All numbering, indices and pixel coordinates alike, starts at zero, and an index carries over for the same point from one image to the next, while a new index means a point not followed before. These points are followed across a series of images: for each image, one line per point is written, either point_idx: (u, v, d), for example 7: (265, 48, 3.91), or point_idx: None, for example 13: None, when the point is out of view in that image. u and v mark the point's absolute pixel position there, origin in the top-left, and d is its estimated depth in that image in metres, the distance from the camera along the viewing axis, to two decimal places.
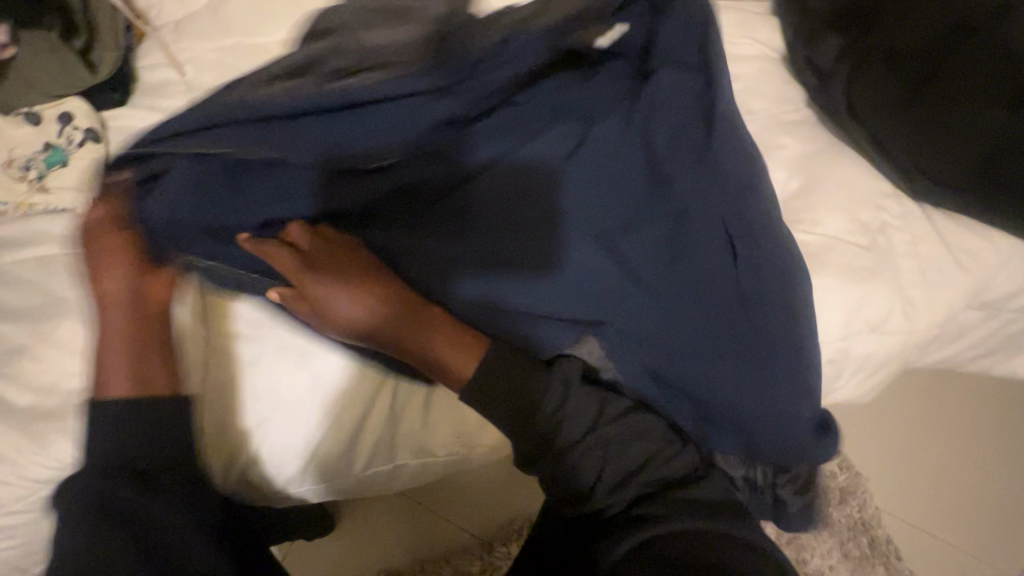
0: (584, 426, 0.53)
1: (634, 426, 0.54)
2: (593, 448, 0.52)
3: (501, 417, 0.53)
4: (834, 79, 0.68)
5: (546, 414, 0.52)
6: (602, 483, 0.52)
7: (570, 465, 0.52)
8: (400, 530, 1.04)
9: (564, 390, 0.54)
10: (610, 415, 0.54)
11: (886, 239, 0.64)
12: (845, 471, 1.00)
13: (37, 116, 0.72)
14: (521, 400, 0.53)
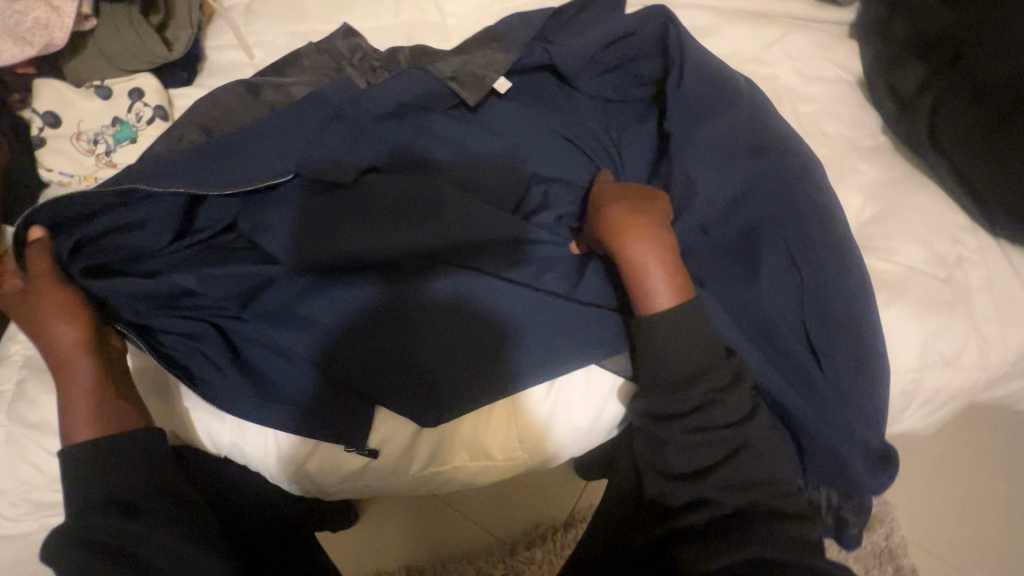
0: (730, 417, 0.52)
1: (767, 440, 0.53)
2: (728, 437, 0.52)
3: (654, 372, 0.54)
4: (919, 109, 0.68)
5: (703, 387, 0.52)
6: (721, 479, 0.51)
7: (701, 443, 0.51)
8: (423, 527, 1.01)
9: (731, 381, 0.53)
10: (754, 422, 0.53)
11: (962, 273, 0.64)
12: (875, 496, 0.90)
13: (107, 90, 0.71)
14: (683, 368, 0.53)
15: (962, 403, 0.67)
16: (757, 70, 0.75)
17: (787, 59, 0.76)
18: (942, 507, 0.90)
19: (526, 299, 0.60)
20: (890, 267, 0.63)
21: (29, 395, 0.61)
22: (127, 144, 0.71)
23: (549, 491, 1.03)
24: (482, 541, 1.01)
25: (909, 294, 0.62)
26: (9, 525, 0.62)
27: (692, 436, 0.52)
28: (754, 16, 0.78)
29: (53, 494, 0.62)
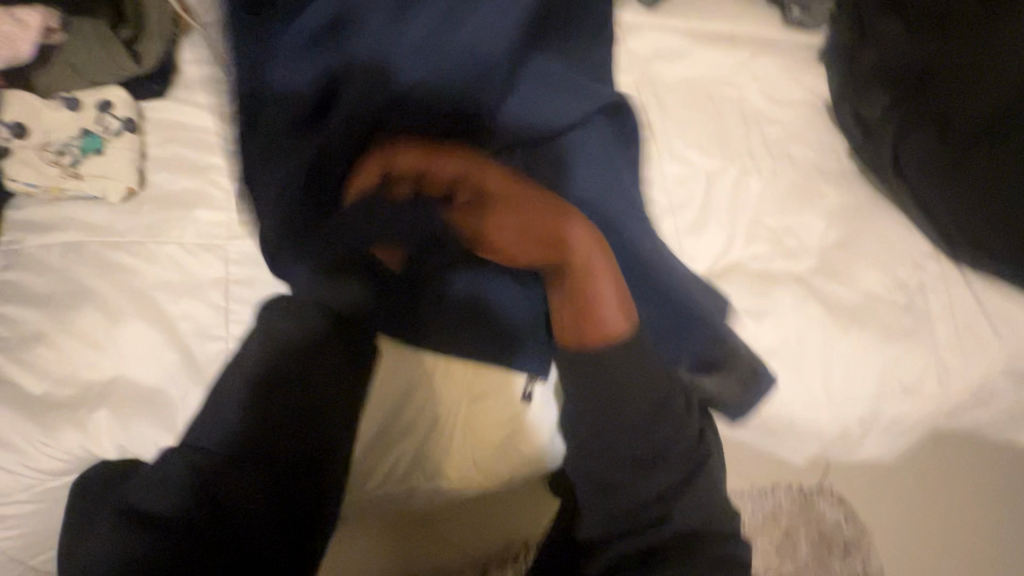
0: (683, 442, 0.54)
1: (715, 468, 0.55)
2: (678, 463, 0.53)
3: (609, 397, 0.53)
4: (882, 135, 0.68)
5: (661, 413, 0.53)
6: (682, 500, 0.52)
7: (649, 472, 0.53)
8: (394, 545, 0.99)
9: (686, 409, 0.55)
10: (702, 449, 0.55)
11: (923, 299, 0.63)
12: (851, 522, 0.88)
13: (75, 101, 0.71)
14: (646, 399, 0.53)
15: (925, 430, 0.66)
16: (725, 92, 0.75)
17: (755, 82, 0.76)
18: (917, 530, 0.90)
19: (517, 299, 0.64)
20: (850, 292, 0.63)
21: None
22: (94, 155, 0.71)
23: (521, 510, 1.02)
24: (452, 561, 1.00)
25: (867, 321, 0.61)
26: None
27: (647, 463, 0.53)
28: (724, 38, 0.78)
29: (3, 506, 0.61)
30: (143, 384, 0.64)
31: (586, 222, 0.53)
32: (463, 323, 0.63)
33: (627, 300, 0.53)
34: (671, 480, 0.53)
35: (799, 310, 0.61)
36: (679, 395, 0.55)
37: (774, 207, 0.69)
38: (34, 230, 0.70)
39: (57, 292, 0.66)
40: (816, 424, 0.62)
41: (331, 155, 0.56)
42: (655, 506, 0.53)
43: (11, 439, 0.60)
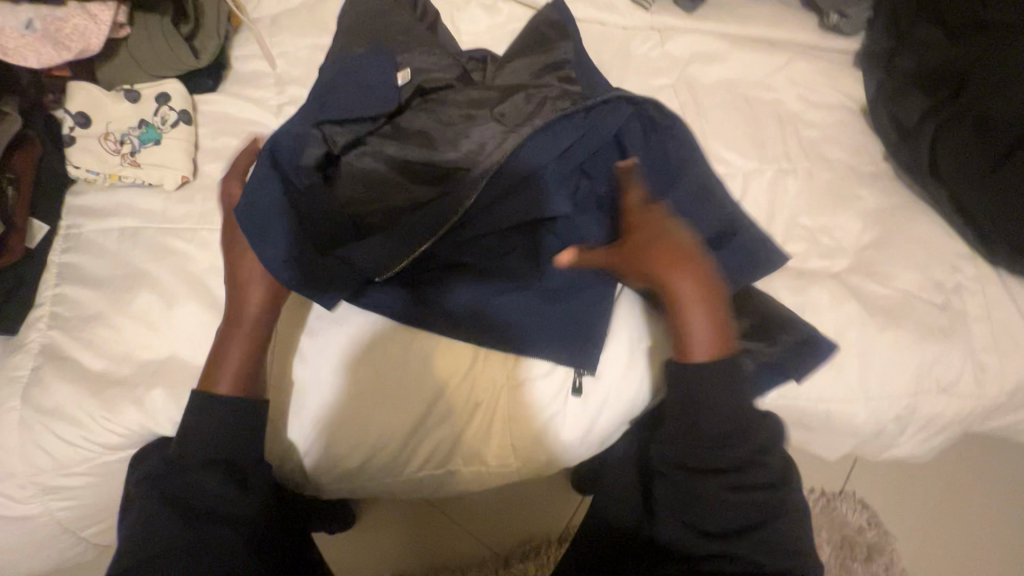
0: (768, 479, 0.53)
1: (798, 512, 0.54)
2: (756, 503, 0.52)
3: (693, 427, 0.54)
4: (920, 136, 0.69)
5: (746, 450, 0.53)
6: (757, 539, 0.52)
7: (723, 506, 0.52)
8: (419, 535, 1.01)
9: (776, 457, 0.54)
10: (785, 489, 0.54)
11: (960, 300, 0.64)
12: (875, 526, 0.89)
13: (136, 94, 0.75)
14: (720, 428, 0.53)
15: (959, 432, 0.67)
16: (761, 95, 0.77)
17: (791, 85, 0.78)
18: (943, 536, 0.89)
19: (520, 303, 0.64)
20: (887, 292, 0.64)
21: (42, 380, 0.64)
22: (150, 146, 0.74)
23: (544, 505, 1.03)
24: (475, 552, 1.01)
25: (905, 320, 0.62)
26: (15, 506, 0.64)
27: (726, 500, 0.52)
28: (760, 42, 0.80)
29: (61, 478, 0.64)
30: (194, 363, 0.66)
31: (697, 274, 0.56)
32: (463, 321, 0.64)
33: (719, 324, 0.56)
34: (747, 516, 0.52)
35: (837, 307, 0.62)
36: (757, 429, 0.54)
37: (810, 207, 0.70)
38: (94, 215, 0.73)
39: (117, 274, 0.69)
40: (851, 420, 0.63)
41: (355, 197, 0.65)
42: (728, 540, 0.52)
43: (72, 413, 0.63)
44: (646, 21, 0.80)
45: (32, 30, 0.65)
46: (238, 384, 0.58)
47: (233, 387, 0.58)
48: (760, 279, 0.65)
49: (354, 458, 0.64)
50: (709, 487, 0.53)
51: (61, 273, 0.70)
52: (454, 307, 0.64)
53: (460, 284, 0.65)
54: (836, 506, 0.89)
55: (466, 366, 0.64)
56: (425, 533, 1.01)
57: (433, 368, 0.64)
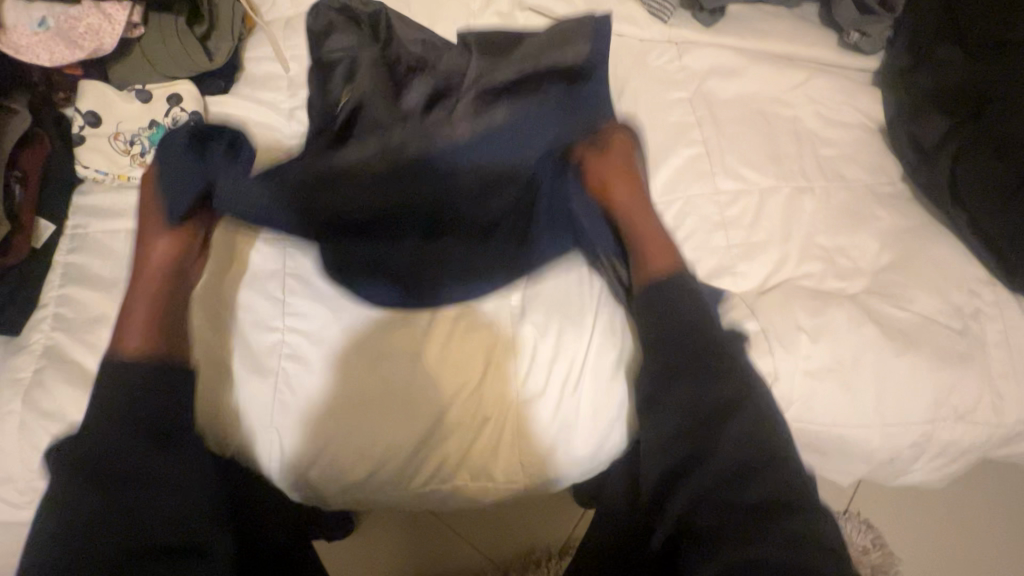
0: (729, 394, 0.57)
1: (763, 416, 0.57)
2: (713, 420, 0.56)
3: (667, 355, 0.59)
4: (940, 159, 0.68)
5: (696, 362, 0.58)
6: (716, 459, 0.55)
7: (697, 438, 0.56)
8: (417, 543, 1.00)
9: (733, 350, 0.59)
10: (749, 405, 0.57)
11: (979, 325, 0.64)
12: (880, 549, 0.88)
13: (147, 94, 0.74)
14: (684, 359, 0.59)
15: (974, 459, 0.66)
16: (779, 111, 0.76)
17: (810, 103, 0.77)
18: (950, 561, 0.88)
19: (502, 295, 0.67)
20: (905, 315, 0.63)
21: (45, 382, 0.63)
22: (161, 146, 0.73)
23: (546, 517, 1.02)
24: (473, 563, 1.00)
25: (923, 344, 0.62)
26: (13, 511, 0.62)
27: (675, 435, 0.57)
28: (779, 58, 0.79)
29: None
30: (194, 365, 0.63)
31: (632, 194, 0.70)
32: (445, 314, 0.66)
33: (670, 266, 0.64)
34: (734, 450, 0.55)
35: (855, 330, 0.62)
36: (716, 356, 0.59)
37: (827, 226, 0.69)
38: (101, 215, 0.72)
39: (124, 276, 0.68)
40: (866, 444, 0.62)
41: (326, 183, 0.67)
42: (689, 466, 0.56)
43: (74, 416, 0.62)
44: (664, 35, 0.80)
45: (45, 27, 0.65)
46: (145, 339, 0.60)
47: (144, 342, 0.59)
48: (776, 298, 0.64)
49: (357, 472, 0.63)
50: (678, 384, 0.58)
51: (66, 273, 0.69)
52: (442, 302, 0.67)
53: (449, 280, 0.67)
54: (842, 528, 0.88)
55: (472, 384, 0.63)
56: (423, 542, 1.00)
57: (437, 387, 0.63)
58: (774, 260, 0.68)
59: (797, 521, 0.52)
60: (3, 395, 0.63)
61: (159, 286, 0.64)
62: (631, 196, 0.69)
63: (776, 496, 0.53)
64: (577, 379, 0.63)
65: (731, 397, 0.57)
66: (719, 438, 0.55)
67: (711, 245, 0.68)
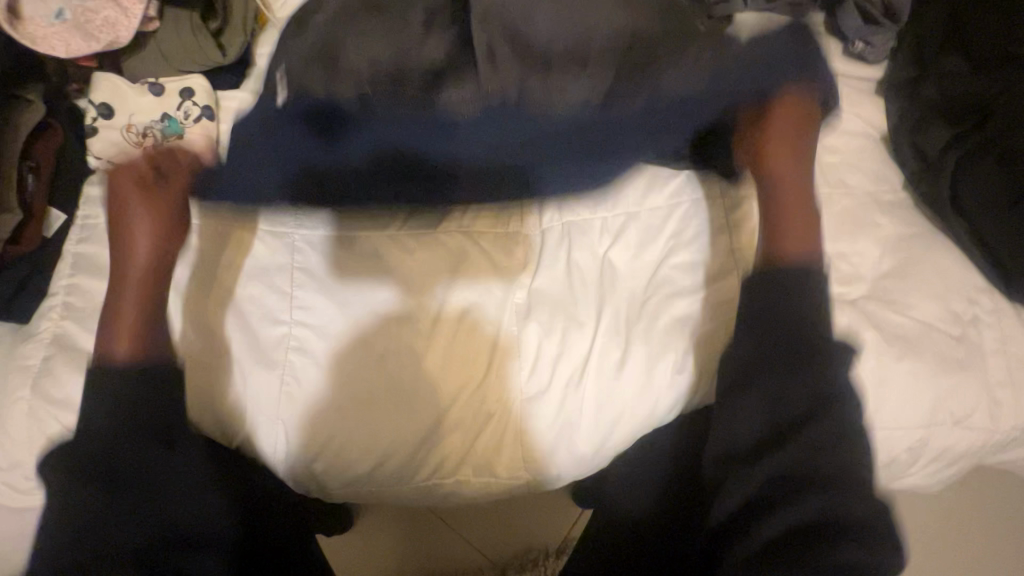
0: (791, 416, 0.49)
1: (845, 458, 0.47)
2: (765, 405, 0.50)
3: (748, 423, 0.50)
4: (942, 168, 0.69)
5: (764, 427, 0.50)
6: (760, 466, 0.49)
7: (722, 419, 0.52)
8: (414, 539, 1.00)
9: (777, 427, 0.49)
10: (794, 421, 0.49)
11: (977, 332, 0.65)
12: None
13: (160, 88, 0.74)
14: (781, 393, 0.49)
15: (970, 464, 0.67)
16: None
17: None
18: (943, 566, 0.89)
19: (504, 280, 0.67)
20: (905, 321, 0.64)
21: (53, 370, 0.63)
22: (174, 139, 0.74)
23: (545, 515, 1.02)
24: (469, 559, 1.00)
25: (922, 350, 0.63)
26: (18, 497, 0.63)
27: (727, 413, 0.51)
28: None
29: None
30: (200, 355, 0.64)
31: (795, 171, 0.60)
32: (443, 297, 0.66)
33: (795, 233, 0.57)
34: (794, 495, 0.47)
35: (856, 335, 0.63)
36: (812, 425, 0.48)
37: (829, 232, 0.70)
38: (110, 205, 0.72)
39: None
40: None
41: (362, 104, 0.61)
42: (732, 462, 0.51)
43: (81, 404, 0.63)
44: None
45: (62, 20, 0.67)
46: (133, 346, 0.55)
47: (129, 348, 0.54)
48: None
49: (361, 467, 0.64)
50: (744, 410, 0.50)
51: (76, 263, 0.69)
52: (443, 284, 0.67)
53: (442, 280, 0.67)
54: None
55: (474, 381, 0.64)
56: (420, 537, 1.00)
57: (440, 386, 0.64)
58: None
59: (850, 539, 0.45)
60: (11, 382, 0.63)
61: (146, 277, 0.59)
62: (789, 166, 0.60)
63: (823, 510, 0.46)
64: (580, 378, 0.64)
65: (815, 418, 0.48)
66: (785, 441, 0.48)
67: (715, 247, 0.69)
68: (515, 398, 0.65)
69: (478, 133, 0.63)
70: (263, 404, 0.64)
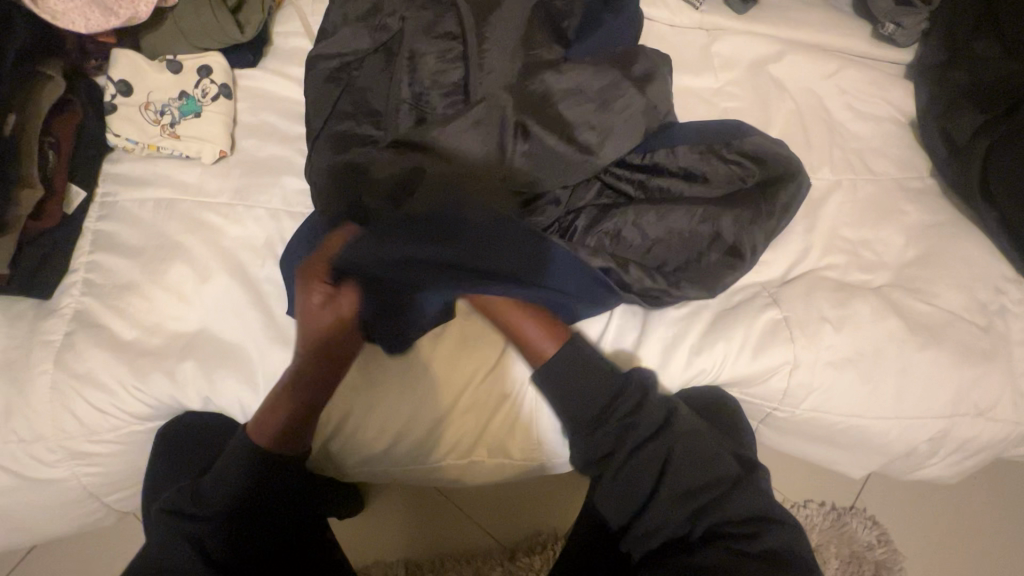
0: (648, 429, 0.58)
1: (705, 449, 0.57)
2: (656, 447, 0.57)
3: (635, 485, 0.57)
4: (972, 153, 0.68)
5: (642, 476, 0.57)
6: (673, 486, 0.56)
7: (617, 475, 0.58)
8: (425, 520, 1.01)
9: (656, 437, 0.58)
10: (650, 431, 0.58)
11: (1003, 322, 0.64)
12: (884, 544, 0.88)
13: (178, 65, 0.74)
14: (608, 433, 0.59)
15: (990, 456, 0.66)
16: (810, 101, 0.75)
17: (839, 93, 0.76)
18: (953, 559, 0.88)
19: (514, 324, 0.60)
20: (930, 309, 0.63)
21: (75, 346, 0.64)
22: (191, 118, 0.73)
23: (551, 501, 1.02)
24: (480, 543, 1.01)
25: (948, 339, 0.62)
26: (42, 469, 0.64)
27: (624, 467, 0.58)
28: (811, 48, 0.78)
29: (89, 443, 0.64)
30: (230, 325, 0.66)
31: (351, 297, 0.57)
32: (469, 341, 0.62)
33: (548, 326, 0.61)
34: (674, 498, 0.56)
35: (880, 322, 0.62)
36: (656, 452, 0.57)
37: (852, 219, 0.69)
38: (129, 183, 0.73)
39: (150, 244, 0.69)
40: (884, 435, 0.63)
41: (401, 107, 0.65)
42: (685, 521, 0.55)
43: (101, 379, 0.63)
44: (696, 21, 0.79)
45: None
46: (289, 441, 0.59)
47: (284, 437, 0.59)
48: (798, 289, 0.65)
49: (376, 445, 0.64)
50: (636, 455, 0.57)
51: (95, 241, 0.70)
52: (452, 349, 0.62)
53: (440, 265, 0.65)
54: (846, 521, 0.88)
55: (487, 369, 0.64)
56: (430, 519, 1.01)
57: (444, 389, 0.64)
58: (797, 251, 0.67)
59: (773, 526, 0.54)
60: (34, 357, 0.64)
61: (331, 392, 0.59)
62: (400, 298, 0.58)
63: (734, 513, 0.55)
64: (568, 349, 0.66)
65: (671, 442, 0.58)
66: (665, 472, 0.57)
67: None
68: (527, 393, 0.65)
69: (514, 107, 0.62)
70: (282, 383, 0.65)
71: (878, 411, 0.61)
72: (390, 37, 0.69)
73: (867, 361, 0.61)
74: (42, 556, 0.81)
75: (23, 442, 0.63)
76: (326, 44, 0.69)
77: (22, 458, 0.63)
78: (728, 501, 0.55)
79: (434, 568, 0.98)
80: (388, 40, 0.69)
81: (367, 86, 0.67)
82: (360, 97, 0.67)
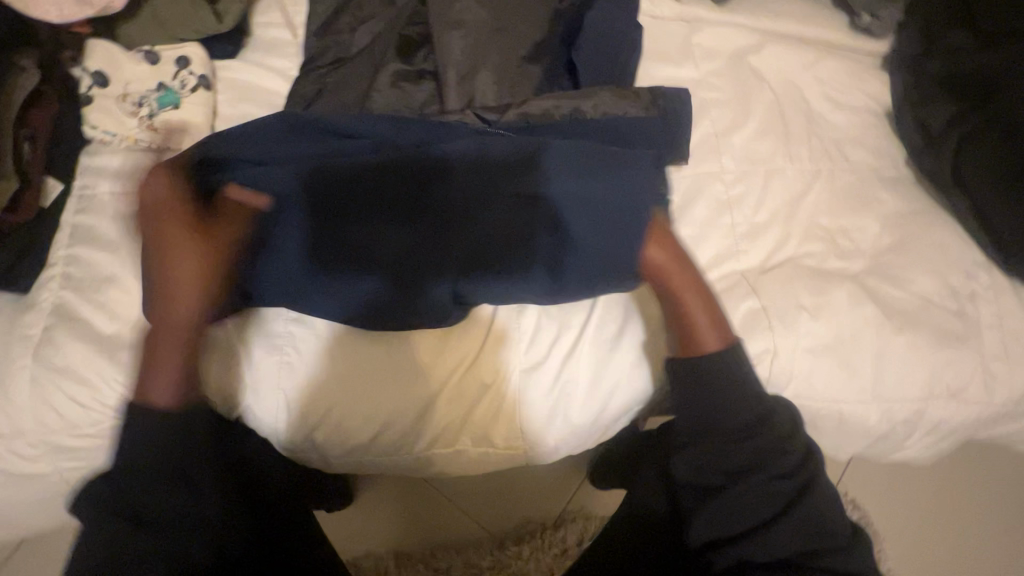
0: (777, 460, 0.52)
1: (811, 473, 0.53)
2: (779, 476, 0.52)
3: (739, 516, 0.52)
4: (944, 141, 0.69)
5: (747, 508, 0.52)
6: (770, 505, 0.52)
7: (722, 506, 0.53)
8: (412, 510, 1.02)
9: (791, 464, 0.53)
10: (771, 462, 0.52)
11: (974, 307, 0.65)
12: (863, 526, 0.90)
13: (155, 55, 0.73)
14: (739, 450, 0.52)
15: (963, 437, 0.68)
16: (789, 91, 0.76)
17: (817, 84, 0.77)
18: (929, 540, 0.90)
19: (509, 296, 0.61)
20: (905, 295, 0.65)
21: (54, 340, 0.63)
22: (170, 109, 0.72)
23: (541, 491, 1.03)
24: (469, 533, 1.02)
25: (922, 323, 0.63)
26: (23, 464, 0.64)
27: (736, 495, 0.52)
28: (789, 39, 0.79)
29: (71, 438, 0.64)
30: None
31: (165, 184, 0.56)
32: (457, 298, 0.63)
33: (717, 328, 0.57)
34: (760, 502, 0.52)
35: (856, 309, 0.63)
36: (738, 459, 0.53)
37: (830, 208, 0.70)
38: (108, 175, 0.72)
39: (131, 237, 0.69)
40: (861, 418, 0.64)
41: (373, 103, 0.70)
42: (774, 544, 0.51)
43: (83, 373, 0.63)
44: (676, 12, 0.80)
45: None
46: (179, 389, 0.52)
47: (175, 394, 0.52)
48: (777, 276, 0.66)
49: (362, 435, 0.64)
50: (749, 489, 0.52)
51: (73, 234, 0.69)
52: (443, 315, 0.62)
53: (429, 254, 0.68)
54: None
55: (468, 362, 0.64)
56: (417, 509, 1.02)
57: (426, 380, 0.64)
58: (776, 239, 0.68)
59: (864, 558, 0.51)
60: (13, 352, 0.63)
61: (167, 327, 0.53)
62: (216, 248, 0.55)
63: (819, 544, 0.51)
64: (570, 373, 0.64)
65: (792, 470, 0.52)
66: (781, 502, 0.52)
67: (717, 223, 0.69)
68: (510, 380, 0.64)
69: (492, 92, 0.69)
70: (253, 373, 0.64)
71: (852, 395, 0.63)
72: (371, 53, 0.73)
73: (842, 347, 0.63)
74: (25, 553, 0.80)
75: (3, 436, 0.62)
76: (313, 52, 0.74)
77: (3, 453, 0.63)
78: (825, 534, 0.51)
79: (423, 558, 0.99)
80: (370, 53, 0.73)
81: (345, 84, 0.71)
82: (341, 93, 0.71)
